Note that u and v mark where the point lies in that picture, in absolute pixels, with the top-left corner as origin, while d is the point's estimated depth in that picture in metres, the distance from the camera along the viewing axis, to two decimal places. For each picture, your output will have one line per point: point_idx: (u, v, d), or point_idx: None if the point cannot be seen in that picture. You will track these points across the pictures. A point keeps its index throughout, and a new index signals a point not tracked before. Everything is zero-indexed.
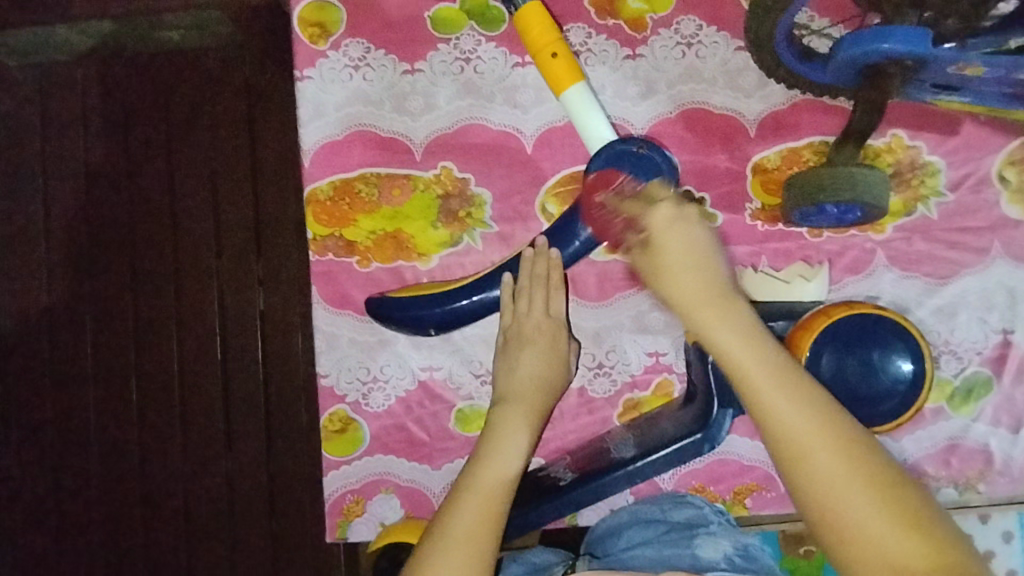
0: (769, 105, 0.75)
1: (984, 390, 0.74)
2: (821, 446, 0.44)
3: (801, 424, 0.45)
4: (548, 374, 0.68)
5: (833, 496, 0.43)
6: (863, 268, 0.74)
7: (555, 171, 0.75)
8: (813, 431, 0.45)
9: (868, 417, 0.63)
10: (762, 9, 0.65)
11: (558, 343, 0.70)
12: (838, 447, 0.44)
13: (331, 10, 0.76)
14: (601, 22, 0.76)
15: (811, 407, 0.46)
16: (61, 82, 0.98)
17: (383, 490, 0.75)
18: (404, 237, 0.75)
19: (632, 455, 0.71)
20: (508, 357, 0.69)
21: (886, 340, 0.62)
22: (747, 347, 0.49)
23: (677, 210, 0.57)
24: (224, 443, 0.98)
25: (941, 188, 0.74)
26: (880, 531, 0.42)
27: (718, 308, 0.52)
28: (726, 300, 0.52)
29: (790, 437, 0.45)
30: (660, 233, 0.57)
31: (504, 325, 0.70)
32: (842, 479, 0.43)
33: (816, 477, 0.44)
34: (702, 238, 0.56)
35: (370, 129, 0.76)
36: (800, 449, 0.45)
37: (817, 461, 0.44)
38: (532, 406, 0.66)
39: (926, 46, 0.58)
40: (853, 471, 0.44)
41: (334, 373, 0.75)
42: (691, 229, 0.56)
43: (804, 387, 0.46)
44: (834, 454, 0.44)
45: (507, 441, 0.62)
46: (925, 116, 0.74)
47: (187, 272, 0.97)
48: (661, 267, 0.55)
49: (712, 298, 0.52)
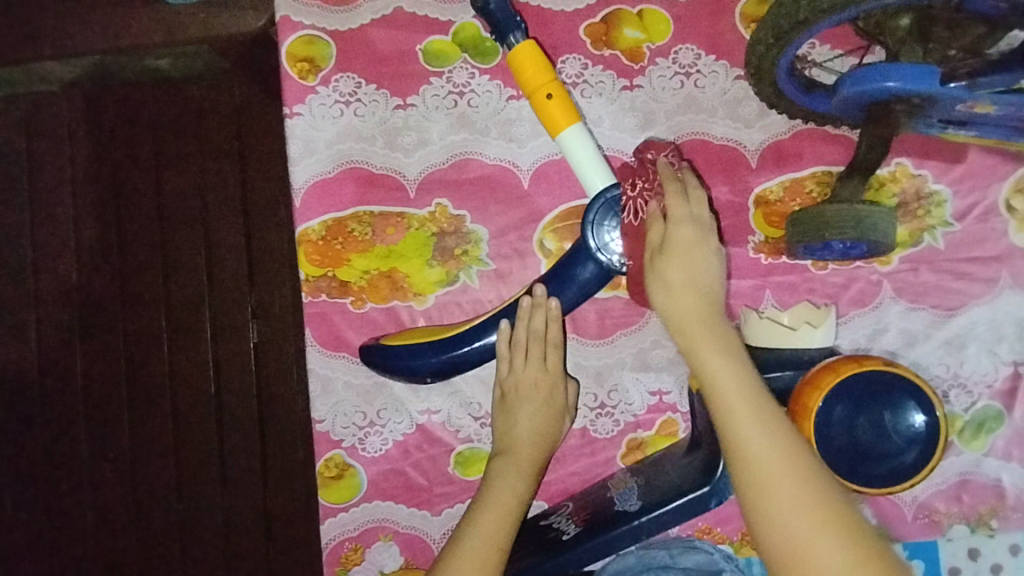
0: (771, 135, 0.73)
1: (995, 424, 0.72)
2: (794, 499, 0.50)
3: (774, 471, 0.51)
4: (546, 429, 0.68)
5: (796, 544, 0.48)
6: (869, 300, 0.73)
7: (552, 206, 0.73)
8: (784, 472, 0.50)
9: (880, 478, 0.61)
10: (762, 45, 0.61)
11: (556, 397, 0.69)
12: (804, 496, 0.50)
13: (320, 44, 0.74)
14: (597, 52, 0.74)
15: (787, 454, 0.51)
16: (48, 113, 0.96)
17: (382, 537, 0.73)
18: (399, 277, 0.74)
19: (637, 510, 0.68)
20: (506, 410, 0.69)
21: (896, 399, 0.60)
22: (733, 381, 0.55)
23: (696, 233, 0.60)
24: (220, 478, 0.96)
25: (947, 218, 0.72)
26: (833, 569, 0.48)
27: (710, 339, 0.58)
28: (722, 338, 0.58)
29: (760, 481, 0.50)
30: (683, 253, 0.60)
31: (502, 376, 0.70)
32: (803, 525, 0.49)
33: (781, 521, 0.49)
34: (714, 266, 0.61)
35: (362, 166, 0.74)
36: (761, 482, 0.50)
37: (793, 515, 0.49)
38: (530, 461, 0.67)
39: (932, 85, 0.56)
40: (818, 520, 0.49)
41: (329, 418, 0.73)
42: (702, 252, 0.60)
43: (778, 435, 0.52)
44: (800, 500, 0.49)
45: (505, 500, 0.64)
46: (930, 145, 0.72)
47: (178, 309, 0.95)
48: (677, 287, 0.59)
49: (706, 325, 0.58)
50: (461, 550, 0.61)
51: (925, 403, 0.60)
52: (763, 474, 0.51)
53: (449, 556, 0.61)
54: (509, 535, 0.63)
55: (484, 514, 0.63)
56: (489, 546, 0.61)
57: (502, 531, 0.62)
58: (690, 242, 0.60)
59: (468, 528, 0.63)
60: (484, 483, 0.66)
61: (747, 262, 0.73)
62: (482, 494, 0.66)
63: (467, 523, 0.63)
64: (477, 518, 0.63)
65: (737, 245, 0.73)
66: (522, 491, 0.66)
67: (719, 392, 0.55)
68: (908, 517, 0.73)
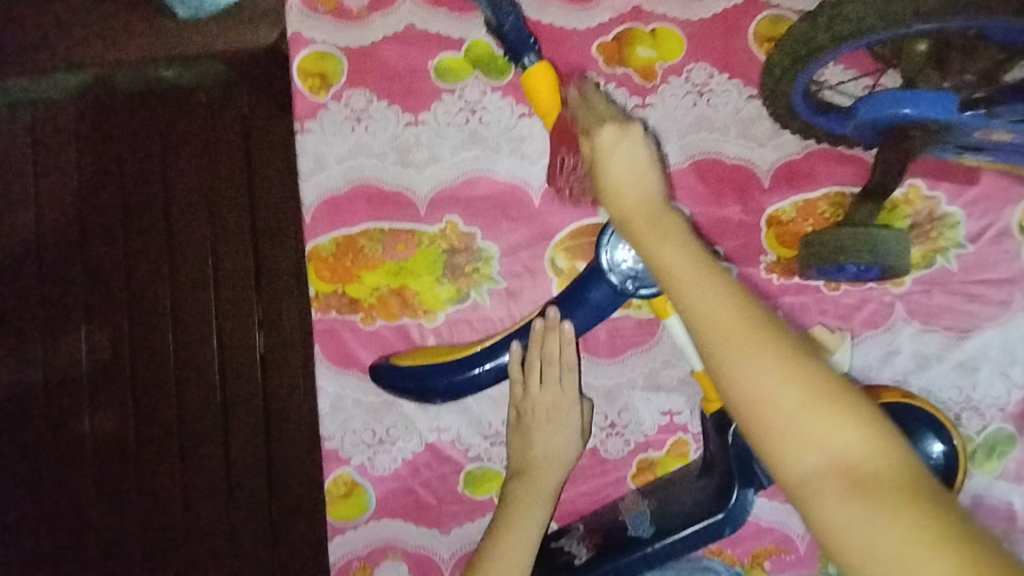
0: (784, 154, 0.73)
1: (1007, 447, 0.72)
2: (746, 350, 0.39)
3: (742, 334, 0.40)
4: (562, 450, 0.68)
5: (781, 416, 0.38)
6: (881, 322, 0.72)
7: (564, 224, 0.73)
8: (737, 331, 0.40)
9: None
10: (779, 68, 0.61)
11: (573, 418, 0.68)
12: (785, 360, 0.39)
13: (331, 60, 0.74)
14: (609, 71, 0.74)
15: (737, 312, 0.41)
16: (56, 123, 0.96)
17: (391, 556, 0.73)
18: (409, 294, 0.73)
19: (649, 536, 0.66)
20: (522, 432, 0.69)
21: (913, 430, 0.60)
22: (681, 250, 0.44)
23: (620, 128, 0.51)
24: (225, 490, 0.95)
25: (960, 240, 0.72)
26: (796, 420, 0.38)
27: (645, 217, 0.48)
28: (661, 215, 0.47)
29: (725, 347, 0.40)
30: (605, 151, 0.51)
31: (516, 399, 0.69)
32: (789, 397, 0.38)
33: (735, 380, 0.39)
34: (642, 147, 0.50)
35: (373, 183, 0.74)
36: (709, 341, 0.41)
37: (757, 373, 0.39)
38: (546, 481, 0.67)
39: (952, 113, 0.56)
40: (810, 387, 0.38)
41: (338, 436, 0.73)
42: (630, 137, 0.51)
43: (742, 297, 0.42)
44: (782, 364, 0.39)
45: (522, 524, 0.64)
46: (943, 166, 0.72)
47: (185, 322, 0.94)
48: (608, 180, 0.50)
49: (645, 209, 0.48)
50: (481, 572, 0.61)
51: (942, 432, 0.60)
52: (708, 331, 0.41)
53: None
54: (529, 557, 0.63)
55: (502, 536, 0.64)
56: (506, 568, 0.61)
57: (522, 551, 0.63)
58: (611, 138, 0.51)
59: (487, 549, 0.63)
60: (501, 505, 0.66)
61: (759, 282, 0.73)
62: (501, 514, 0.66)
63: (486, 550, 0.63)
64: (496, 538, 0.64)
65: (749, 265, 0.73)
66: (539, 513, 0.65)
67: (664, 264, 0.45)
68: None
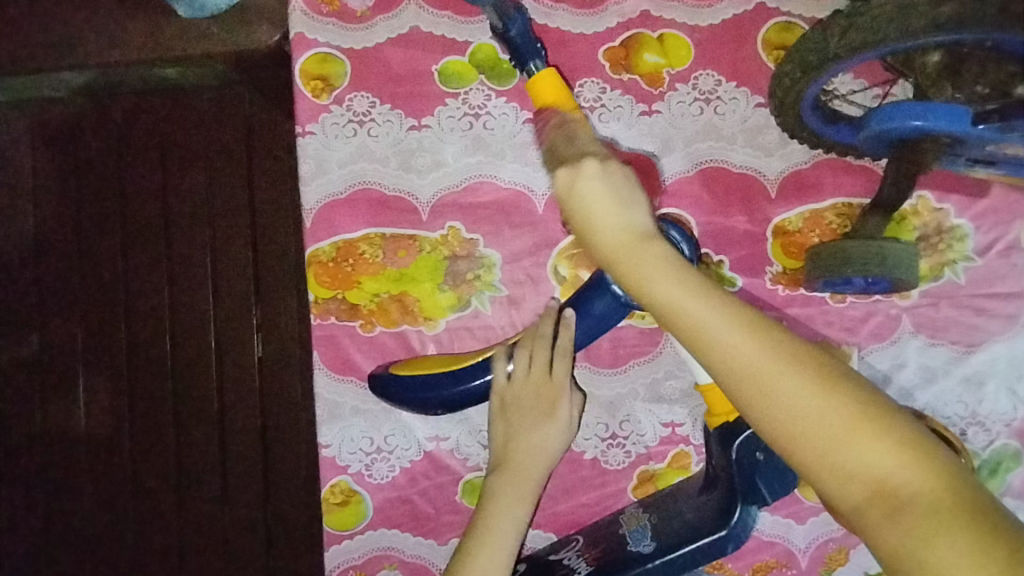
0: (791, 164, 0.72)
1: (1012, 463, 0.71)
2: (778, 387, 0.41)
3: (773, 372, 0.41)
4: (546, 443, 0.65)
5: (824, 447, 0.40)
6: (887, 335, 0.72)
7: (567, 232, 0.72)
8: (760, 371, 0.42)
9: None
10: (789, 78, 0.61)
11: (559, 404, 0.65)
12: (820, 388, 0.41)
13: (334, 63, 0.73)
14: (616, 77, 0.73)
15: (756, 351, 0.42)
16: (56, 120, 0.95)
17: (387, 566, 0.72)
18: (410, 300, 0.72)
19: (650, 551, 0.65)
20: (503, 423, 0.65)
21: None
22: (686, 288, 0.45)
23: (574, 168, 0.52)
24: (221, 493, 0.94)
25: (969, 253, 0.71)
26: (831, 450, 0.40)
27: (634, 258, 0.48)
28: (650, 251, 0.48)
29: (757, 386, 0.41)
30: (571, 195, 0.52)
31: (498, 389, 0.65)
32: (824, 428, 0.40)
33: (770, 418, 0.41)
34: (613, 182, 0.51)
35: (374, 187, 0.73)
36: (739, 384, 0.42)
37: (792, 409, 0.41)
38: (529, 477, 0.64)
39: (965, 126, 0.55)
40: (845, 413, 0.40)
41: (335, 443, 0.72)
42: (598, 173, 0.51)
43: (760, 329, 0.43)
44: (815, 394, 0.41)
45: (502, 525, 0.62)
46: (952, 178, 0.71)
47: (183, 324, 0.93)
48: (585, 226, 0.51)
49: (631, 248, 0.48)
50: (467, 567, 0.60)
51: None
52: (737, 375, 0.42)
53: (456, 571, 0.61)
54: (513, 550, 0.62)
55: (485, 536, 0.62)
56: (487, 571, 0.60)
57: (507, 546, 0.62)
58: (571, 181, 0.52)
59: (471, 544, 0.62)
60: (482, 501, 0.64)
61: (764, 293, 0.72)
62: (484, 506, 0.63)
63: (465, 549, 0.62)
64: (480, 532, 0.62)
65: (755, 276, 0.72)
66: (524, 503, 0.63)
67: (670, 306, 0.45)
68: None
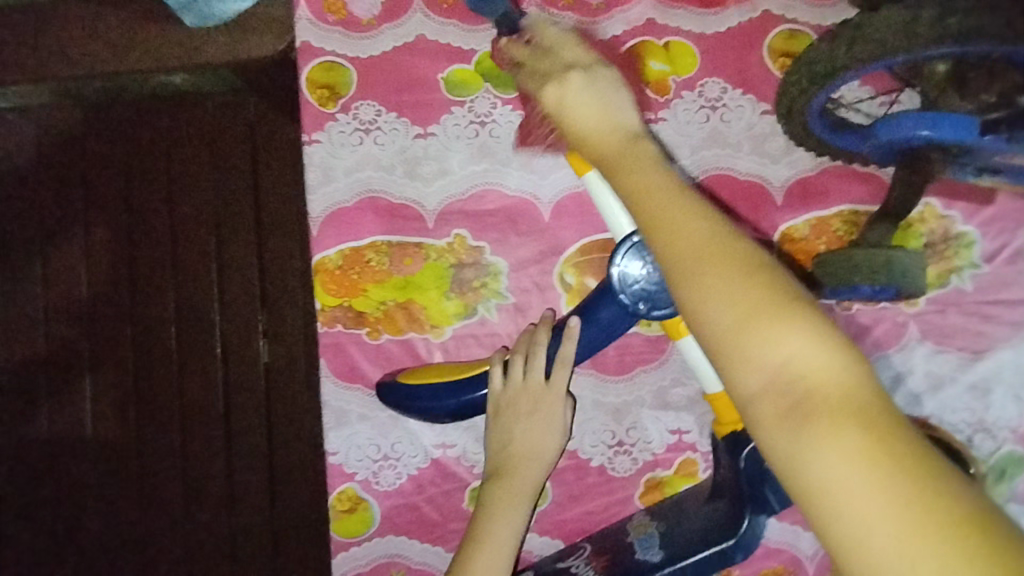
0: (796, 171, 0.72)
1: (1019, 469, 0.71)
2: (701, 263, 0.39)
3: (699, 249, 0.40)
4: (544, 447, 0.65)
5: (732, 322, 0.37)
6: (894, 342, 0.72)
7: (573, 240, 0.72)
8: (687, 245, 0.40)
9: None
10: (796, 88, 0.61)
11: (555, 412, 0.65)
12: (743, 273, 0.38)
13: (340, 71, 0.73)
14: (622, 84, 0.73)
15: (688, 228, 0.41)
16: (62, 127, 0.95)
17: (394, 572, 0.72)
18: (416, 308, 0.73)
19: (659, 560, 0.66)
20: (502, 427, 0.65)
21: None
22: (648, 174, 0.46)
23: (560, 85, 0.53)
24: (227, 498, 0.94)
25: (975, 259, 0.71)
26: (735, 328, 0.37)
27: (612, 149, 0.49)
28: (639, 148, 0.48)
29: (679, 253, 0.40)
30: (558, 102, 0.52)
31: (496, 392, 0.65)
32: (735, 309, 0.38)
33: (689, 292, 0.39)
34: (602, 90, 0.51)
35: (381, 196, 0.73)
36: (668, 256, 0.41)
37: (707, 284, 0.39)
38: (528, 480, 0.64)
39: (972, 136, 0.55)
40: (765, 297, 0.38)
41: (342, 451, 0.72)
42: (591, 79, 0.52)
43: (702, 215, 0.42)
44: (737, 271, 0.39)
45: (501, 530, 0.61)
46: (959, 185, 0.71)
47: (188, 329, 0.94)
48: (572, 124, 0.52)
49: (611, 141, 0.49)
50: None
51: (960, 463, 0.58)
52: (667, 249, 0.41)
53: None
54: (510, 562, 0.61)
55: (484, 540, 0.61)
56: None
57: (507, 550, 0.61)
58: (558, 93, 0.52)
59: (469, 558, 0.60)
60: (480, 510, 0.63)
61: None
62: (480, 520, 0.62)
63: (465, 556, 0.60)
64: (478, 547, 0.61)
65: None
66: (521, 513, 0.63)
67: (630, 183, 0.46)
68: None
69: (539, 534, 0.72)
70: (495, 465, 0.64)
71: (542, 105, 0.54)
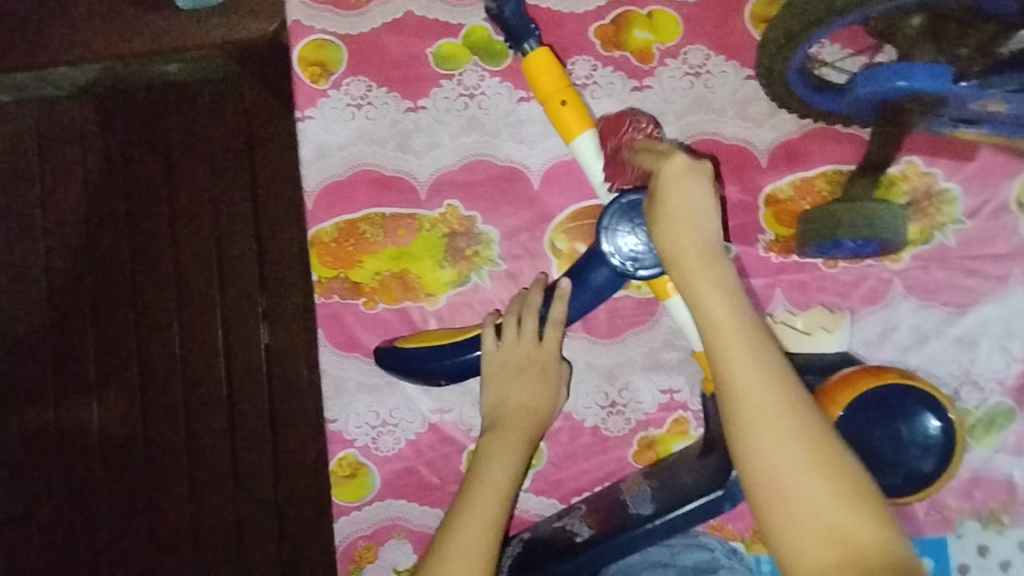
0: (781, 134, 0.73)
1: (1006, 420, 0.72)
2: (777, 430, 0.47)
3: (777, 426, 0.48)
4: (536, 404, 0.67)
5: (801, 503, 0.46)
6: (879, 299, 0.73)
7: (562, 207, 0.74)
8: (767, 411, 0.48)
9: (900, 486, 0.60)
10: (774, 46, 0.62)
11: (548, 372, 0.67)
12: (812, 454, 0.47)
13: (330, 49, 0.75)
14: (606, 54, 0.74)
15: (769, 396, 0.48)
16: (61, 118, 0.97)
17: (395, 535, 0.74)
18: (411, 277, 0.74)
19: (650, 512, 0.66)
20: (495, 384, 0.67)
21: (910, 409, 0.60)
22: (732, 319, 0.52)
23: (690, 162, 0.57)
24: (232, 476, 0.96)
25: (958, 216, 0.72)
26: (803, 495, 0.46)
27: (702, 267, 0.55)
28: (718, 271, 0.55)
29: (754, 425, 0.48)
30: (673, 184, 0.57)
31: (487, 352, 0.67)
32: (805, 479, 0.46)
33: (762, 449, 0.47)
34: (707, 194, 0.57)
35: (373, 168, 0.75)
36: (745, 414, 0.48)
37: (776, 447, 0.47)
38: (521, 433, 0.65)
39: (947, 83, 0.56)
40: (832, 485, 0.46)
41: (342, 418, 0.74)
42: (701, 180, 0.57)
43: (783, 385, 0.49)
44: (810, 457, 0.47)
45: (495, 477, 0.61)
46: (940, 143, 0.72)
47: (191, 312, 0.96)
48: (675, 221, 0.56)
49: (703, 259, 0.55)
50: (460, 527, 0.58)
51: (938, 409, 0.60)
52: (747, 407, 0.48)
53: (449, 534, 0.57)
54: (508, 507, 0.60)
55: (479, 486, 0.61)
56: (484, 522, 0.58)
57: (502, 496, 0.60)
58: (680, 173, 0.57)
59: (465, 505, 0.59)
60: (475, 462, 0.63)
61: (758, 261, 0.73)
62: (476, 470, 0.62)
63: (461, 504, 0.60)
64: (473, 494, 0.60)
65: (747, 244, 0.73)
66: (514, 467, 0.63)
67: (712, 323, 0.52)
68: (920, 514, 0.73)
69: (536, 494, 0.74)
70: (490, 424, 0.66)
71: (660, 170, 0.58)
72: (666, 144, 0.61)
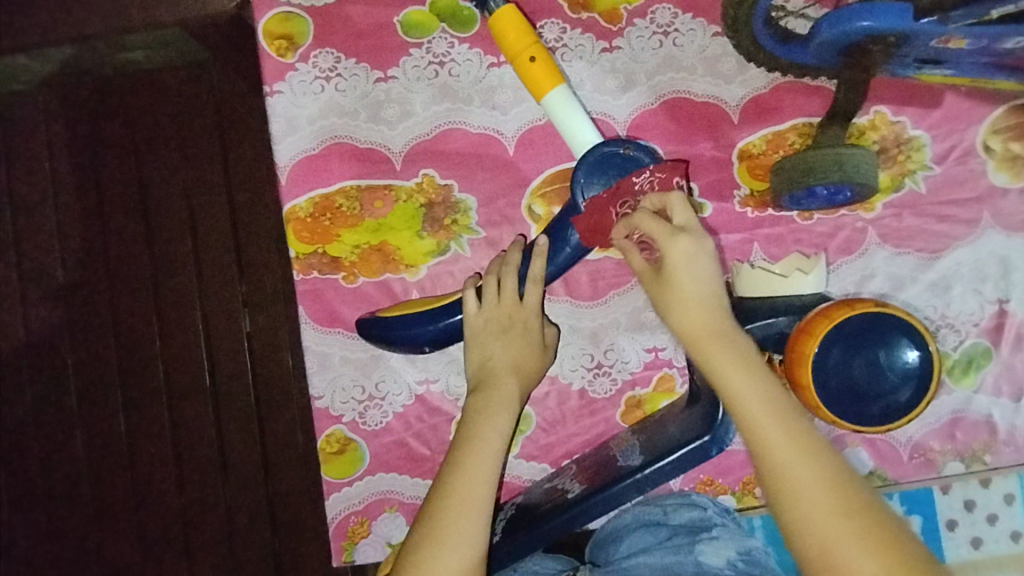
0: (750, 89, 0.74)
1: (983, 361, 0.74)
2: (822, 497, 0.47)
3: (854, 539, 0.46)
4: (523, 362, 0.66)
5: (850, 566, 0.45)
6: (855, 248, 0.74)
7: (538, 171, 0.74)
8: (808, 477, 0.48)
9: (879, 416, 0.62)
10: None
11: (531, 330, 0.67)
12: (845, 508, 0.47)
13: (297, 21, 0.74)
14: (574, 16, 0.74)
15: (806, 460, 0.48)
16: (26, 111, 0.95)
17: (388, 509, 0.74)
18: (390, 249, 0.74)
19: (638, 463, 0.66)
20: (480, 346, 0.66)
21: (888, 337, 0.61)
22: (754, 390, 0.51)
23: (696, 244, 0.56)
24: (220, 466, 0.95)
25: (927, 162, 0.73)
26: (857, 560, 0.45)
27: (718, 342, 0.54)
28: (734, 344, 0.54)
29: (808, 518, 0.47)
30: (680, 267, 0.56)
31: (469, 315, 0.67)
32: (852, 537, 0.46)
33: (811, 521, 0.47)
34: (710, 272, 0.56)
35: (346, 141, 0.74)
36: (787, 486, 0.48)
37: (822, 515, 0.47)
38: (507, 390, 0.64)
39: (906, 21, 0.58)
40: (874, 544, 0.46)
41: (327, 394, 0.73)
42: (705, 257, 0.56)
43: (839, 478, 0.48)
44: (850, 514, 0.47)
45: (483, 434, 0.61)
46: (906, 91, 0.73)
47: (170, 302, 0.94)
48: (683, 302, 0.56)
49: (716, 337, 0.54)
50: (455, 486, 0.57)
51: (916, 339, 0.61)
52: (786, 477, 0.48)
53: (443, 493, 0.57)
54: (499, 463, 0.59)
55: (470, 442, 0.60)
56: (477, 480, 0.57)
57: (492, 453, 0.60)
58: (686, 256, 0.56)
59: (456, 464, 0.59)
60: (462, 422, 0.63)
61: (734, 217, 0.74)
62: (465, 429, 0.62)
63: (451, 465, 0.59)
64: (462, 452, 0.60)
65: (723, 201, 0.74)
66: (503, 424, 0.62)
67: (739, 402, 0.51)
68: (903, 457, 0.75)
69: (526, 459, 0.74)
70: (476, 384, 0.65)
71: (664, 255, 0.57)
72: (678, 210, 0.58)
